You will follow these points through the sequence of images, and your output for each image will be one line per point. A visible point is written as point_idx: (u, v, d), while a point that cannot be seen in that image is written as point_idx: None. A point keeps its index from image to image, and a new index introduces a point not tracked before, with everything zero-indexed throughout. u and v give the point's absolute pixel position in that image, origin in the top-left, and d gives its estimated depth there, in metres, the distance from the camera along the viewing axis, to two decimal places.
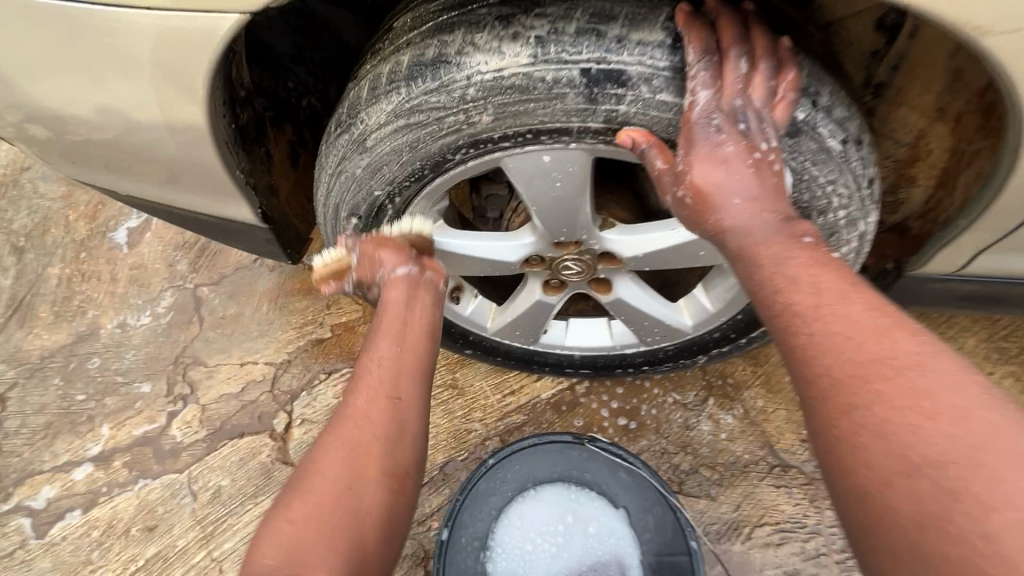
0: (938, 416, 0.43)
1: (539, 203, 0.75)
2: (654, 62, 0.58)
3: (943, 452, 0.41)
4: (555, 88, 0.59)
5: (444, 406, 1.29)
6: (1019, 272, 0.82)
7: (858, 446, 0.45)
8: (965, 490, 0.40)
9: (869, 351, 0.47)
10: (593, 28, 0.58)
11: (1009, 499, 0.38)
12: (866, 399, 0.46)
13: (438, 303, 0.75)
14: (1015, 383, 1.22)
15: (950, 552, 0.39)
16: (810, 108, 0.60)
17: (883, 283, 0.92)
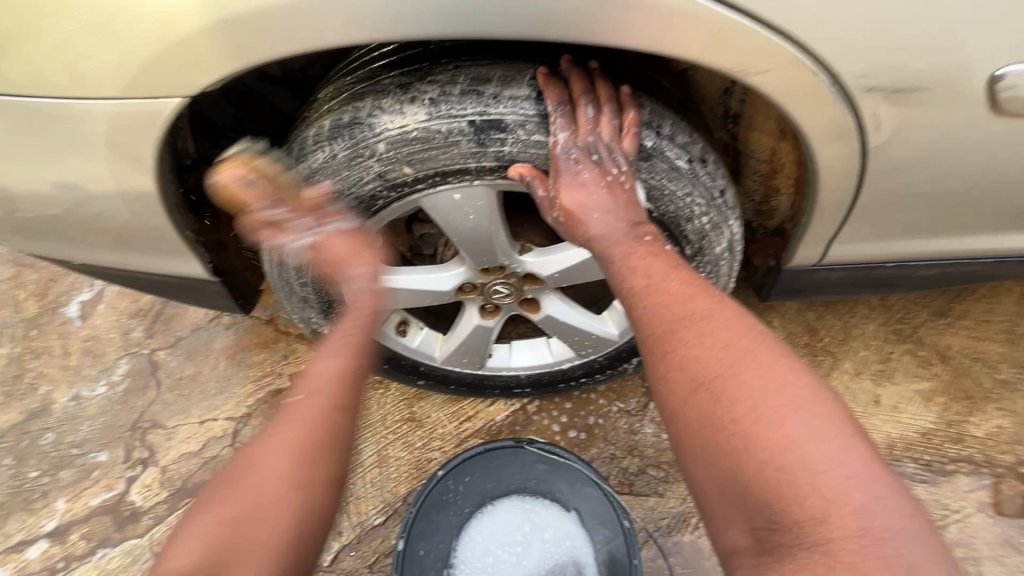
0: (716, 349, 0.60)
1: (458, 234, 0.87)
2: (524, 111, 0.71)
3: (717, 374, 0.59)
4: (449, 137, 0.72)
5: (402, 439, 1.35)
6: (876, 257, 0.98)
7: (669, 378, 0.62)
8: (728, 398, 0.58)
9: (678, 312, 0.64)
10: (473, 88, 0.71)
11: (753, 399, 0.57)
12: (674, 345, 0.63)
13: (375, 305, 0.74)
14: (912, 359, 1.37)
15: (727, 439, 0.56)
16: (655, 137, 0.75)
17: (770, 280, 1.07)
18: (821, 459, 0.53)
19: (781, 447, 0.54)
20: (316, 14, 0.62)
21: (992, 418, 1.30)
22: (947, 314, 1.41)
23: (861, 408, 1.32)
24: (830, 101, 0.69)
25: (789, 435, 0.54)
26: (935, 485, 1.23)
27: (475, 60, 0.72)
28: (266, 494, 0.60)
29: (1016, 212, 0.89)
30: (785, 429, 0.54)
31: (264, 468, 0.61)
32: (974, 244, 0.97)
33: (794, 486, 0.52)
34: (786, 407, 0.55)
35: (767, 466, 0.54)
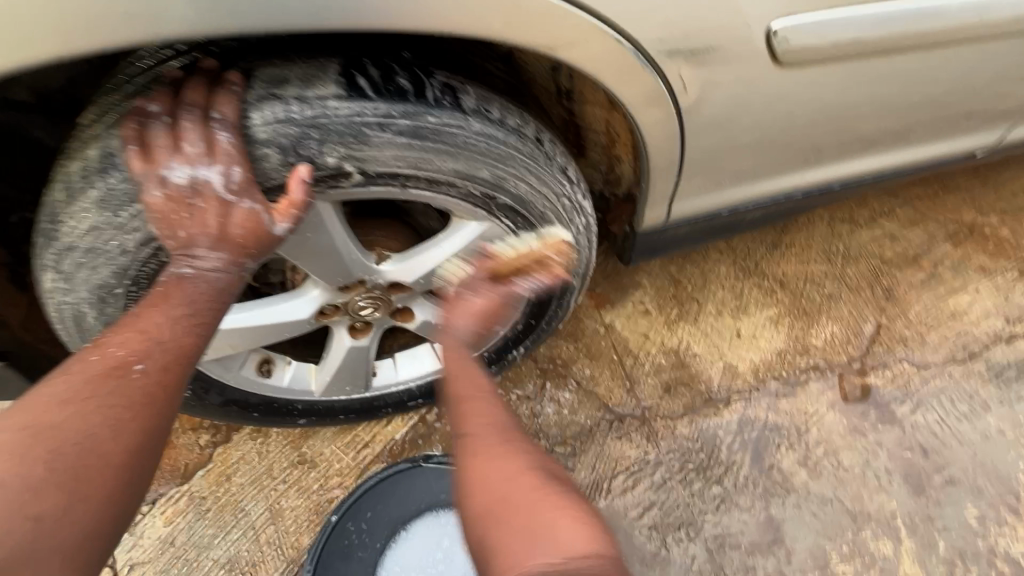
0: (511, 447, 0.63)
1: (300, 255, 0.80)
2: (335, 112, 0.65)
3: (507, 466, 0.60)
4: (256, 152, 0.65)
5: (295, 486, 1.22)
6: (709, 208, 1.07)
7: (473, 473, 0.61)
8: (505, 480, 0.59)
9: (486, 415, 0.66)
10: (272, 94, 0.64)
11: (530, 493, 0.57)
12: (479, 439, 0.63)
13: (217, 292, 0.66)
14: (759, 290, 1.53)
15: (503, 521, 0.55)
16: (483, 124, 0.72)
17: (628, 244, 1.12)
18: (568, 533, 0.53)
19: (550, 540, 0.52)
20: (39, 18, 0.54)
21: (827, 326, 1.49)
22: (779, 245, 1.61)
23: (727, 342, 1.45)
24: (637, 67, 0.74)
25: (553, 526, 0.53)
26: (794, 395, 1.38)
27: (267, 63, 0.66)
28: (91, 460, 0.53)
29: (803, 149, 1.03)
30: (551, 523, 0.54)
31: (88, 445, 0.53)
32: (781, 182, 1.10)
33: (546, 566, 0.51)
34: (558, 504, 0.56)
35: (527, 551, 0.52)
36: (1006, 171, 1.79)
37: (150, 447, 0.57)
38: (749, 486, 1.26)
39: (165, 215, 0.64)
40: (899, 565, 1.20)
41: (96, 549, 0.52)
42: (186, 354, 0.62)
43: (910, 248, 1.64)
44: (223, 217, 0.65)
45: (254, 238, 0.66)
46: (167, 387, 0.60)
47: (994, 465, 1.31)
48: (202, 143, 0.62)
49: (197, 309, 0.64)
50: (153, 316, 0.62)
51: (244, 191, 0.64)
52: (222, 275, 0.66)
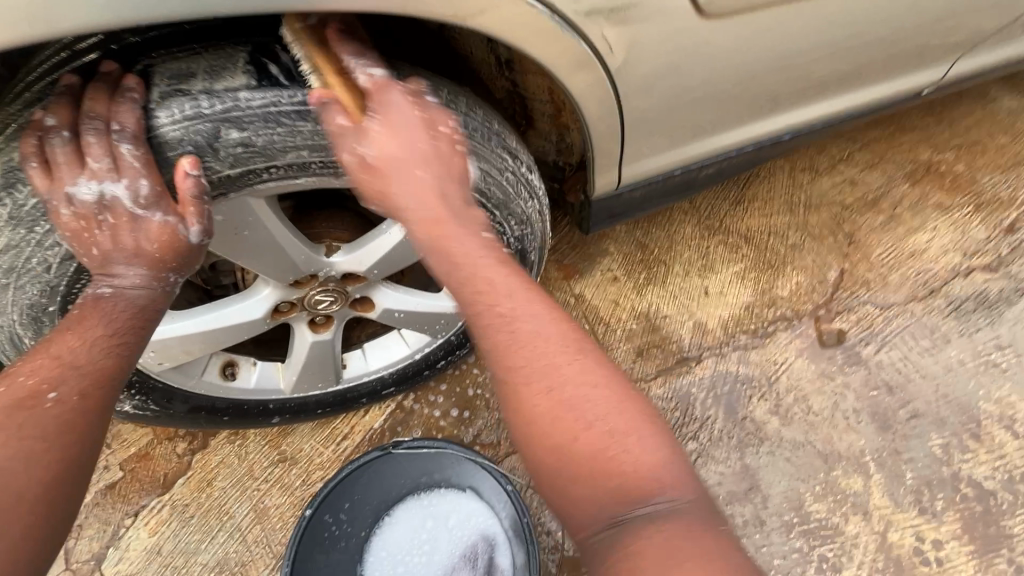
0: (563, 388, 0.57)
1: (241, 255, 0.78)
2: (249, 104, 0.63)
3: (571, 398, 0.56)
4: (168, 158, 0.64)
5: (278, 484, 1.22)
6: (660, 170, 1.07)
7: (537, 408, 0.57)
8: (552, 405, 0.57)
9: (555, 350, 0.59)
10: (175, 89, 0.62)
11: (596, 417, 0.56)
12: (538, 380, 0.57)
13: (138, 308, 0.66)
14: (724, 247, 1.54)
15: (579, 463, 0.55)
16: (413, 104, 0.70)
17: (585, 213, 1.11)
18: (653, 456, 0.55)
19: (635, 458, 0.55)
20: None
21: (792, 277, 1.51)
22: (742, 201, 1.62)
23: (695, 301, 1.47)
24: (559, 32, 0.73)
25: (632, 456, 0.55)
26: (763, 347, 1.41)
27: (167, 57, 0.63)
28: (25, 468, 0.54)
29: (751, 102, 1.03)
30: (630, 453, 0.55)
31: (24, 449, 0.54)
32: (732, 137, 1.10)
33: (618, 484, 0.54)
34: (624, 434, 0.56)
35: (612, 481, 0.54)
36: (961, 107, 1.81)
37: (75, 474, 0.57)
38: (724, 439, 1.29)
39: (76, 233, 0.63)
40: (871, 499, 1.22)
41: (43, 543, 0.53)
42: (106, 376, 0.62)
43: (870, 191, 1.66)
44: (139, 236, 0.64)
45: (170, 251, 0.65)
46: (96, 394, 0.61)
47: (956, 395, 1.36)
48: (107, 158, 0.60)
49: (118, 329, 0.64)
50: (66, 342, 0.61)
51: (154, 204, 0.63)
52: (142, 293, 0.66)
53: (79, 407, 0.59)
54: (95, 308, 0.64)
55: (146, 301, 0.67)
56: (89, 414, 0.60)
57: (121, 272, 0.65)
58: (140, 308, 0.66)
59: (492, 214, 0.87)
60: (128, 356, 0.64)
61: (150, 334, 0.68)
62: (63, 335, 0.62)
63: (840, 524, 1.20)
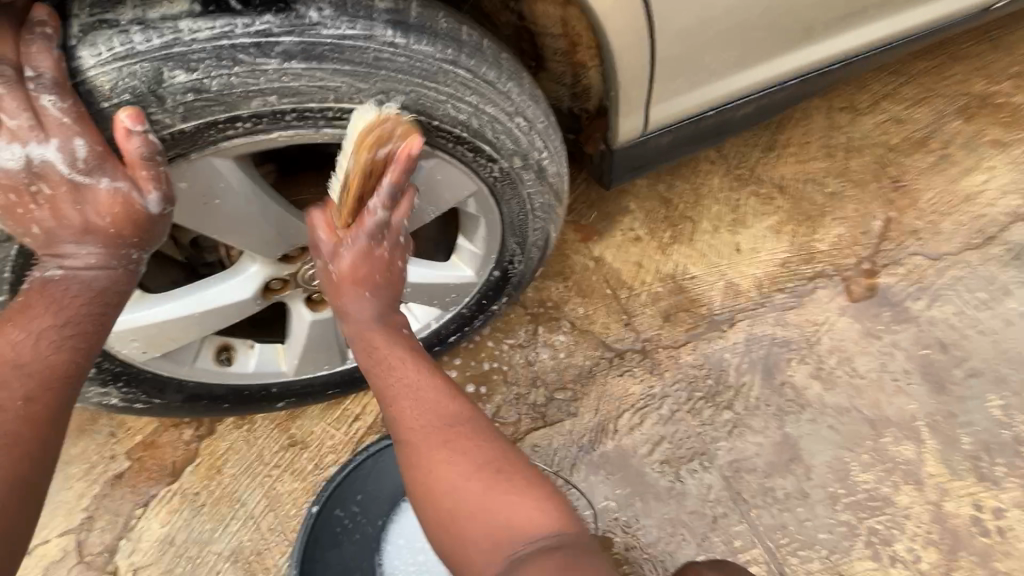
0: (436, 444, 0.67)
1: (216, 228, 0.68)
2: (196, 36, 0.54)
3: (430, 464, 0.66)
4: (98, 107, 0.54)
5: (290, 469, 1.17)
6: (691, 110, 0.94)
7: (416, 476, 0.67)
8: (457, 470, 0.65)
9: (432, 415, 0.68)
10: (98, 19, 0.53)
11: (456, 491, 0.64)
12: (410, 438, 0.67)
13: (89, 293, 0.58)
14: (756, 199, 1.41)
15: (474, 517, 0.63)
16: (401, 36, 0.61)
17: (606, 165, 0.99)
18: (531, 519, 0.62)
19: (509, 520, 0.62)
20: None
21: (832, 229, 1.38)
22: (775, 146, 1.48)
23: (726, 260, 1.35)
24: None
25: (509, 516, 0.62)
26: (801, 306, 1.29)
27: None
28: None
29: (793, 24, 0.90)
30: (488, 503, 0.63)
31: None
32: (772, 70, 0.96)
33: (478, 513, 0.63)
34: (502, 507, 0.63)
35: (460, 515, 0.63)
36: (1020, 30, 1.62)
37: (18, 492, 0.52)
38: (761, 407, 1.19)
39: (7, 208, 0.55)
40: (924, 467, 1.13)
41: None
42: (57, 376, 0.56)
43: (918, 130, 1.50)
44: (88, 207, 0.55)
45: (129, 224, 0.57)
46: (37, 402, 0.54)
47: (1017, 351, 1.24)
48: (27, 114, 0.50)
49: (70, 317, 0.57)
50: (9, 333, 0.55)
51: (98, 167, 0.54)
52: (97, 273, 0.58)
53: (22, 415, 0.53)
54: (41, 293, 0.57)
55: (103, 281, 0.59)
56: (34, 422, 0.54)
57: (68, 249, 0.57)
58: (94, 292, 0.58)
59: (502, 167, 0.76)
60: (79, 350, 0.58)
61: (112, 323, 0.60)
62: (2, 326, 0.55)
63: (891, 494, 1.11)
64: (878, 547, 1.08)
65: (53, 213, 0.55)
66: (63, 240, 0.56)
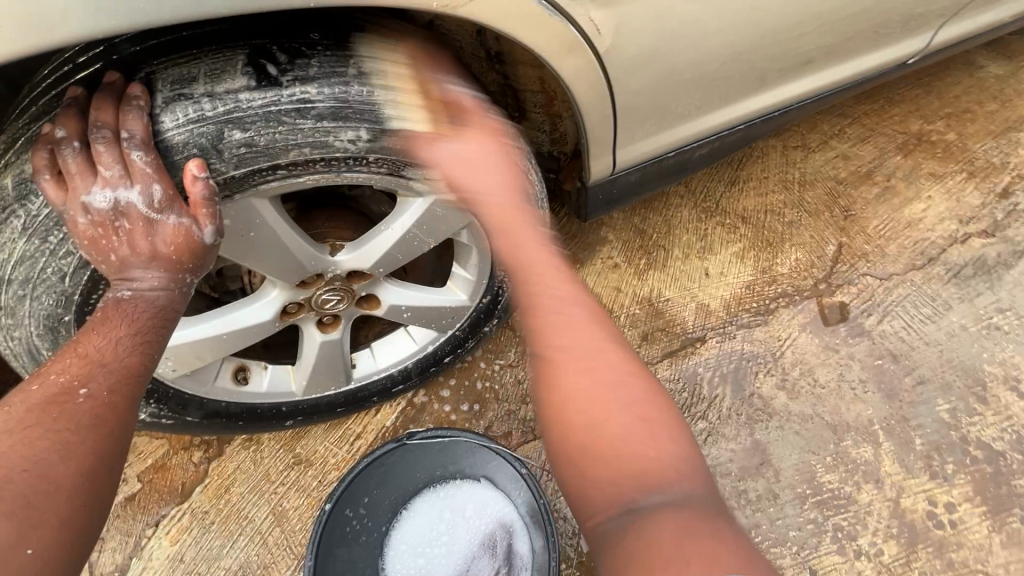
0: (590, 374, 0.63)
1: (249, 256, 0.80)
2: (249, 104, 0.67)
3: (580, 386, 0.62)
4: (171, 160, 0.67)
5: (295, 486, 1.24)
6: (655, 151, 1.08)
7: (556, 393, 0.63)
8: (605, 399, 0.61)
9: (600, 348, 0.65)
10: (178, 94, 0.66)
11: (603, 418, 0.60)
12: (575, 359, 0.64)
13: (154, 309, 0.69)
14: (722, 228, 1.56)
15: (607, 454, 0.58)
16: (411, 101, 0.74)
17: (582, 200, 1.12)
18: (674, 472, 0.58)
19: (659, 467, 0.58)
20: None
21: (790, 254, 1.52)
22: (737, 181, 1.64)
23: (697, 283, 1.48)
24: (546, 16, 0.75)
25: (655, 464, 0.58)
26: (766, 324, 1.42)
27: (169, 64, 0.67)
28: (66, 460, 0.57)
29: (739, 81, 1.05)
30: (635, 444, 0.59)
31: (59, 446, 0.57)
32: (724, 116, 1.11)
33: (618, 449, 0.58)
34: (644, 453, 0.58)
35: (594, 441, 0.59)
36: (948, 77, 1.83)
37: (105, 466, 0.59)
38: (733, 416, 1.30)
39: (92, 240, 0.66)
40: (882, 467, 1.24)
41: (85, 528, 0.57)
42: (132, 373, 0.65)
43: (863, 165, 1.67)
44: (158, 238, 0.67)
45: (189, 253, 0.68)
46: (119, 396, 0.63)
47: (961, 360, 1.37)
48: (118, 165, 0.64)
49: (140, 328, 0.67)
50: (90, 342, 0.65)
51: (170, 207, 0.66)
52: (161, 293, 0.69)
53: (106, 406, 0.62)
54: (114, 311, 0.67)
55: (164, 299, 0.70)
56: (115, 411, 0.62)
57: (138, 273, 0.68)
58: (157, 309, 0.69)
59: None
60: (145, 354, 0.67)
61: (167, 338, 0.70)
62: (81, 338, 0.65)
63: (853, 493, 1.21)
64: (844, 542, 1.17)
65: (128, 245, 0.67)
66: (133, 266, 0.68)
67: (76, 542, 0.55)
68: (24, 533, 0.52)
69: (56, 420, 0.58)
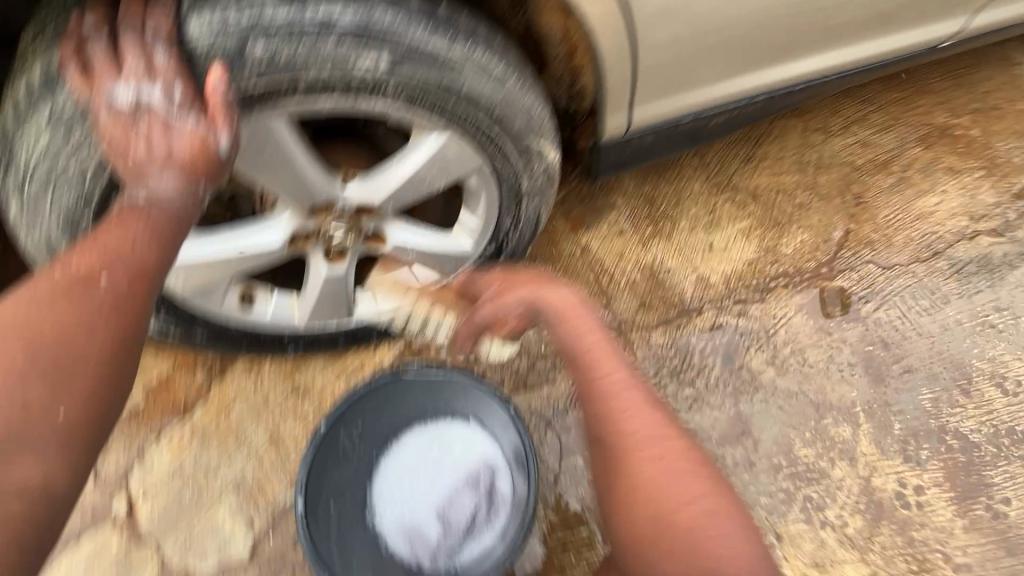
0: (667, 499, 0.77)
1: (262, 175, 0.82)
2: (274, 19, 0.69)
3: (654, 503, 0.77)
4: (194, 67, 0.69)
5: (292, 412, 1.29)
6: (671, 114, 1.08)
7: (634, 516, 0.79)
8: (684, 507, 0.76)
9: (656, 432, 0.82)
10: (207, 4, 0.69)
11: (681, 527, 0.75)
12: (650, 477, 0.79)
13: (177, 206, 0.68)
14: (731, 204, 1.56)
15: (688, 558, 0.73)
16: (430, 31, 0.75)
17: (594, 158, 1.13)
18: (745, 554, 0.73)
19: (720, 544, 0.73)
20: None
21: (796, 235, 1.53)
22: (752, 158, 1.62)
23: (700, 256, 1.49)
24: None
25: (719, 542, 0.73)
26: (763, 301, 1.44)
27: None
28: (86, 345, 0.60)
29: (763, 50, 1.04)
30: (688, 512, 0.76)
31: (80, 331, 0.60)
32: (745, 84, 1.10)
33: (692, 547, 0.73)
34: (708, 521, 0.75)
35: (678, 551, 0.74)
36: (981, 71, 1.78)
37: (130, 351, 0.63)
38: (720, 385, 1.33)
39: (111, 137, 0.68)
40: (858, 446, 1.28)
41: (104, 409, 0.61)
42: (153, 267, 0.65)
43: (881, 153, 1.65)
44: (178, 142, 0.67)
45: (208, 161, 0.68)
46: (138, 288, 0.64)
47: (950, 353, 1.39)
48: (142, 64, 0.67)
49: (161, 226, 0.67)
50: (115, 230, 0.65)
51: (186, 106, 0.68)
52: (178, 198, 0.68)
53: (127, 295, 0.63)
54: (137, 207, 0.67)
55: (180, 202, 0.68)
56: (134, 301, 0.64)
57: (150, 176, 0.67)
58: (181, 206, 0.68)
59: (504, 144, 0.89)
60: (168, 245, 0.67)
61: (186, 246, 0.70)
62: (106, 224, 0.66)
63: (827, 468, 1.26)
64: (811, 512, 1.22)
65: (141, 146, 0.68)
66: (147, 170, 0.67)
67: (97, 420, 0.60)
68: (49, 408, 0.57)
69: (76, 306, 0.60)
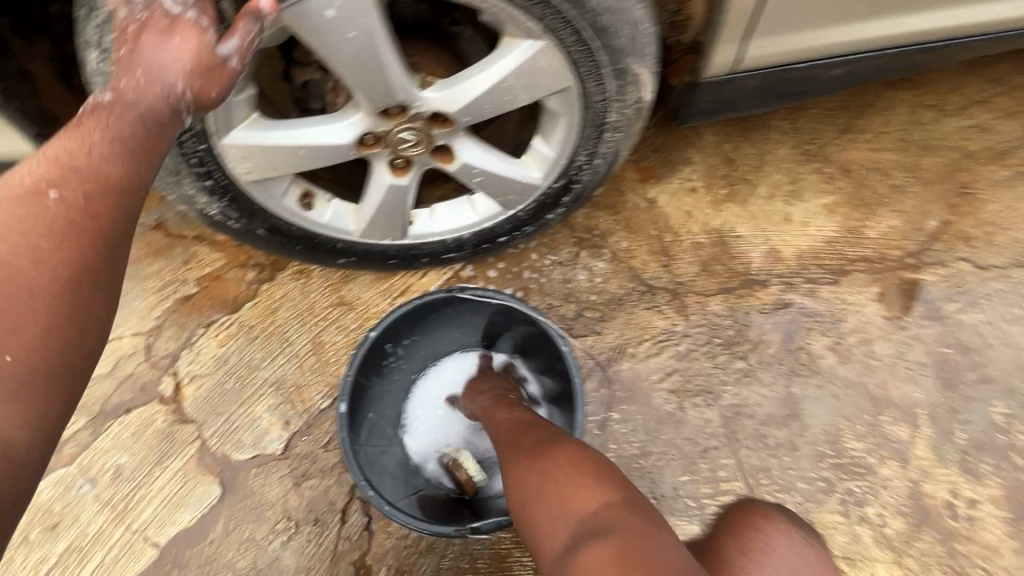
0: (544, 472, 0.76)
1: (341, 60, 0.77)
2: None
3: (546, 475, 0.75)
4: None
5: (336, 324, 1.29)
6: (783, 56, 0.97)
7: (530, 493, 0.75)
8: (554, 481, 0.73)
9: (520, 448, 0.83)
10: None
11: (567, 487, 0.72)
12: (534, 463, 0.78)
13: (133, 117, 0.66)
14: (818, 176, 1.43)
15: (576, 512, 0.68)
16: None
17: (687, 98, 1.04)
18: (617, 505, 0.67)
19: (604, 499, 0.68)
20: None
21: (885, 219, 1.39)
22: (849, 130, 1.47)
23: (774, 227, 1.38)
24: None
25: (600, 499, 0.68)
26: (836, 284, 1.33)
27: None
28: (38, 261, 0.56)
29: None
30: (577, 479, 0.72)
31: (30, 248, 0.56)
32: (874, 32, 0.98)
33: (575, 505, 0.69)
34: (582, 486, 0.71)
35: (565, 510, 0.69)
36: None
37: (88, 271, 0.58)
38: (774, 364, 1.26)
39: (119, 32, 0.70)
40: (913, 449, 1.20)
41: (70, 332, 0.57)
42: (110, 177, 0.62)
43: (999, 142, 1.47)
44: (172, 45, 0.68)
45: (206, 73, 0.69)
46: (92, 201, 0.60)
47: None
48: None
49: (122, 135, 0.64)
50: (66, 143, 0.62)
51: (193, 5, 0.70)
52: (145, 105, 0.67)
53: (82, 209, 0.59)
54: (95, 119, 0.65)
55: (150, 110, 0.67)
56: (90, 215, 0.60)
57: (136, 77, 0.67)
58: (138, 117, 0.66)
59: (599, 58, 0.82)
60: (124, 158, 0.63)
61: (160, 158, 0.68)
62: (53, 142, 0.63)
63: (875, 465, 1.19)
64: (850, 506, 1.17)
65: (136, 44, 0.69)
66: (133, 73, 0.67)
67: (63, 344, 0.56)
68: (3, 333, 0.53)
69: (30, 222, 0.57)
